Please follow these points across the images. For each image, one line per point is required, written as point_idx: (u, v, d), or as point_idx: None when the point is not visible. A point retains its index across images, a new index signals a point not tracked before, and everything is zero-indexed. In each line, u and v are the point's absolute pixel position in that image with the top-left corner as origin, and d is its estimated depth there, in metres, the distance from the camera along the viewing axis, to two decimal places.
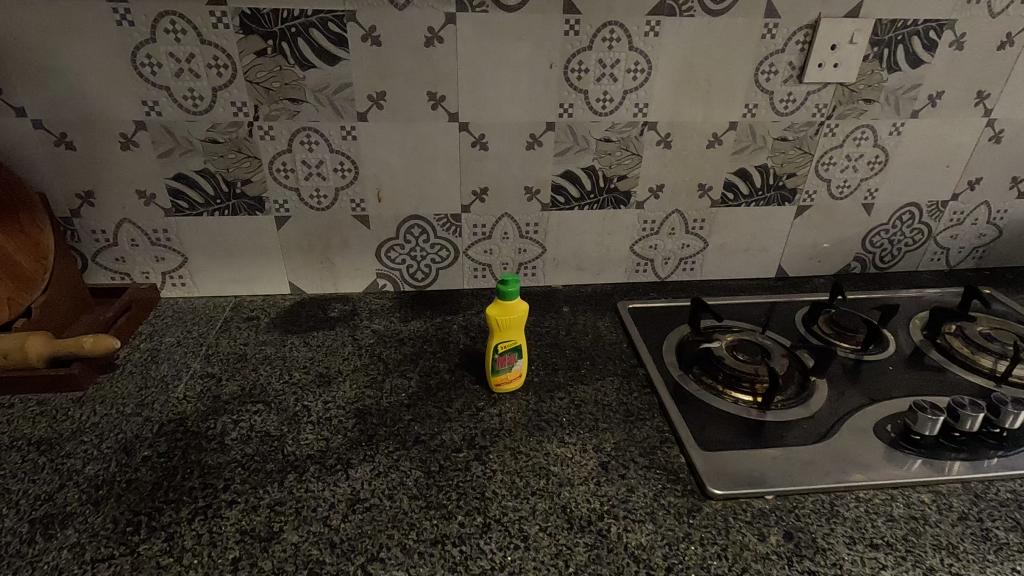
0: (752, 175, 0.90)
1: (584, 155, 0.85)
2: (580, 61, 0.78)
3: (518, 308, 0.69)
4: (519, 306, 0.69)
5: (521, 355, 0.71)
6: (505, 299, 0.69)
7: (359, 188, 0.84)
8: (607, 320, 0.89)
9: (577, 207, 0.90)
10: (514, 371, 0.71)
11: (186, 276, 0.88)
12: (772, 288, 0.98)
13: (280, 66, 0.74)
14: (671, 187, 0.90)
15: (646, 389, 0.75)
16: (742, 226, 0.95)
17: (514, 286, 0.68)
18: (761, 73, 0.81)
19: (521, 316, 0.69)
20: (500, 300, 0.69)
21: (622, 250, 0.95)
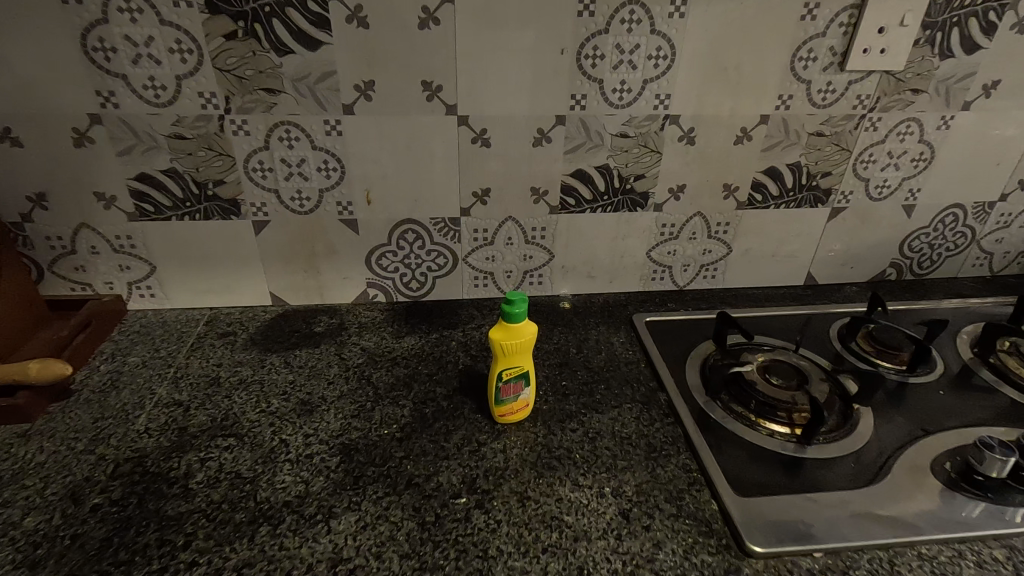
0: (783, 174, 0.81)
1: (598, 153, 0.76)
2: (595, 46, 0.69)
3: (526, 331, 0.61)
4: (527, 328, 0.61)
5: (529, 382, 0.63)
6: (512, 321, 0.60)
7: (346, 189, 0.75)
8: (622, 335, 0.80)
9: (588, 210, 0.81)
10: (521, 400, 0.63)
11: (155, 286, 0.80)
12: (801, 298, 0.90)
13: (253, 51, 0.65)
14: (693, 188, 0.81)
15: (668, 418, 0.66)
16: (770, 229, 0.86)
17: (520, 307, 0.60)
18: (798, 61, 0.72)
19: (529, 339, 0.61)
20: (505, 323, 0.61)
21: (638, 257, 0.86)
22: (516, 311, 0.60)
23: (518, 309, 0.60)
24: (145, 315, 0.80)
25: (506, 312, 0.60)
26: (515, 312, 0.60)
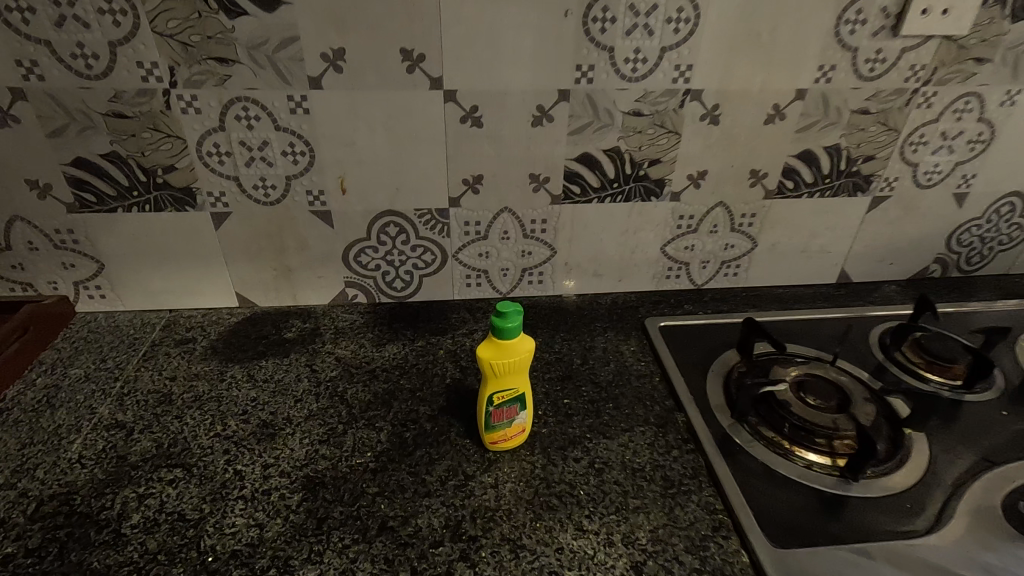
0: (819, 158, 0.71)
1: (606, 134, 0.66)
2: (605, 6, 0.58)
3: (521, 348, 0.52)
4: (522, 345, 0.52)
5: (525, 406, 0.54)
6: (504, 337, 0.51)
7: (316, 176, 0.65)
8: (632, 342, 0.71)
9: (595, 199, 0.71)
10: (516, 426, 0.54)
11: (105, 286, 0.71)
12: (834, 299, 0.80)
13: (200, 13, 0.55)
14: (715, 175, 0.71)
15: (687, 446, 0.57)
16: (801, 222, 0.76)
17: (512, 322, 0.51)
18: (844, 24, 0.61)
19: (525, 357, 0.52)
20: (495, 338, 0.51)
21: (651, 253, 0.76)
22: (508, 326, 0.50)
23: (511, 323, 0.50)
24: (95, 319, 0.72)
25: (496, 326, 0.51)
26: (507, 327, 0.50)
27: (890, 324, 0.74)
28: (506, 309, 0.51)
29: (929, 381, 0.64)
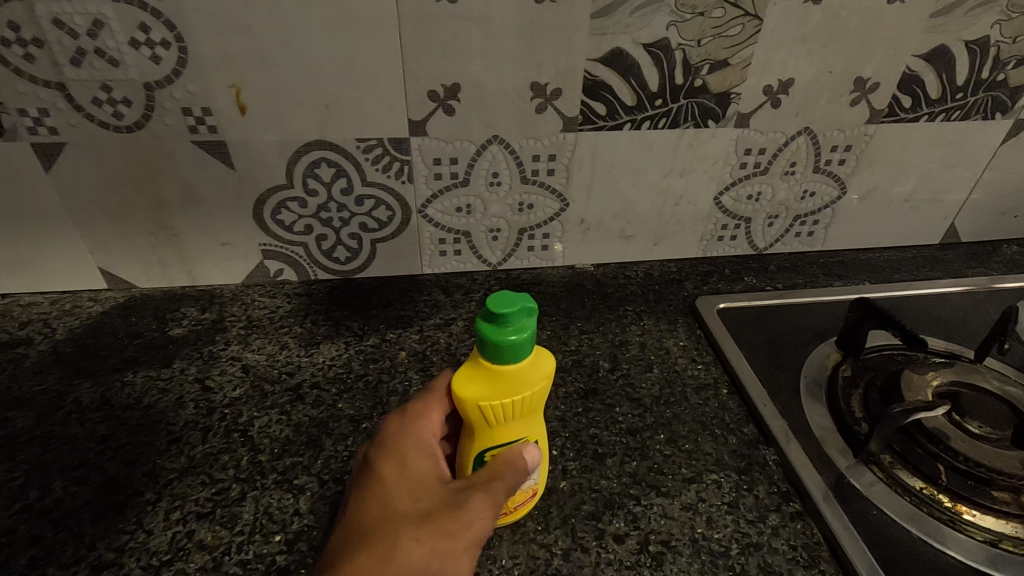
0: (955, 60, 0.48)
1: (650, 16, 0.43)
2: None
3: (533, 379, 0.31)
4: (534, 373, 0.32)
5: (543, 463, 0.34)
6: (500, 358, 0.31)
7: (195, 84, 0.41)
8: (681, 335, 0.49)
9: (629, 123, 0.48)
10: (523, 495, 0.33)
11: None
12: (943, 266, 0.59)
13: None
14: (805, 86, 0.48)
15: (789, 507, 0.36)
16: (912, 158, 0.54)
17: (512, 334, 0.30)
18: None
19: (537, 394, 0.32)
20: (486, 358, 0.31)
21: (701, 204, 0.54)
22: (507, 343, 0.30)
23: (510, 338, 0.30)
24: None
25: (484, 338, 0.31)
26: (505, 344, 0.30)
27: None
28: (503, 314, 0.30)
29: None
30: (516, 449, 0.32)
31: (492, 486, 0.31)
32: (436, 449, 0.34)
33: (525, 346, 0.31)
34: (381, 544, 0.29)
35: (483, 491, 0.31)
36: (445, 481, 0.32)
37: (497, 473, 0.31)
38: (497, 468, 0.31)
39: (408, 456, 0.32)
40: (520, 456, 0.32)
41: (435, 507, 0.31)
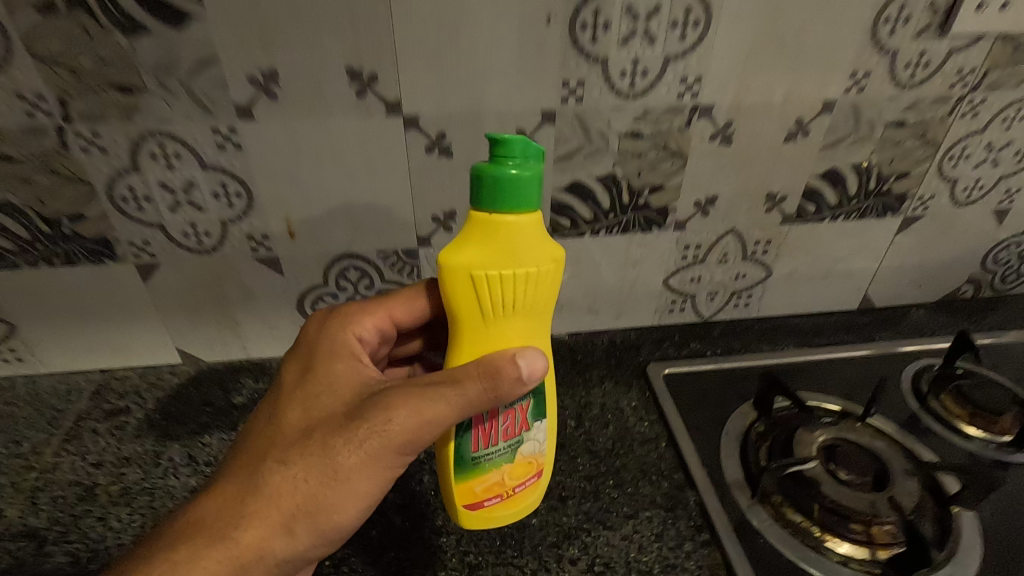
0: (846, 178, 0.61)
1: (600, 160, 0.56)
2: (598, 10, 0.47)
3: (525, 249, 0.39)
4: (527, 240, 0.39)
5: (542, 422, 0.43)
6: (498, 202, 0.38)
7: (257, 219, 0.55)
8: (634, 397, 0.62)
9: (589, 231, 0.61)
10: (522, 469, 0.43)
11: (21, 349, 0.61)
12: (858, 330, 0.71)
13: (87, 30, 0.43)
14: (727, 200, 0.61)
15: (701, 536, 0.49)
16: (823, 247, 0.67)
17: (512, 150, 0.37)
18: (882, 23, 0.51)
19: (531, 274, 0.39)
20: (484, 207, 0.38)
21: (652, 286, 0.67)
22: (508, 178, 0.37)
23: (512, 170, 0.37)
24: (14, 386, 0.62)
25: (483, 180, 0.38)
26: (505, 177, 0.37)
27: (923, 362, 0.65)
28: (504, 152, 0.37)
29: (970, 438, 0.57)
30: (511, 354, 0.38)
31: (428, 389, 0.38)
32: (359, 359, 0.44)
33: (525, 187, 0.38)
34: (273, 430, 0.40)
35: (432, 383, 0.38)
36: (363, 379, 0.42)
37: (458, 376, 0.38)
38: (469, 371, 0.38)
39: (342, 354, 0.44)
40: (506, 364, 0.38)
41: (345, 399, 0.41)
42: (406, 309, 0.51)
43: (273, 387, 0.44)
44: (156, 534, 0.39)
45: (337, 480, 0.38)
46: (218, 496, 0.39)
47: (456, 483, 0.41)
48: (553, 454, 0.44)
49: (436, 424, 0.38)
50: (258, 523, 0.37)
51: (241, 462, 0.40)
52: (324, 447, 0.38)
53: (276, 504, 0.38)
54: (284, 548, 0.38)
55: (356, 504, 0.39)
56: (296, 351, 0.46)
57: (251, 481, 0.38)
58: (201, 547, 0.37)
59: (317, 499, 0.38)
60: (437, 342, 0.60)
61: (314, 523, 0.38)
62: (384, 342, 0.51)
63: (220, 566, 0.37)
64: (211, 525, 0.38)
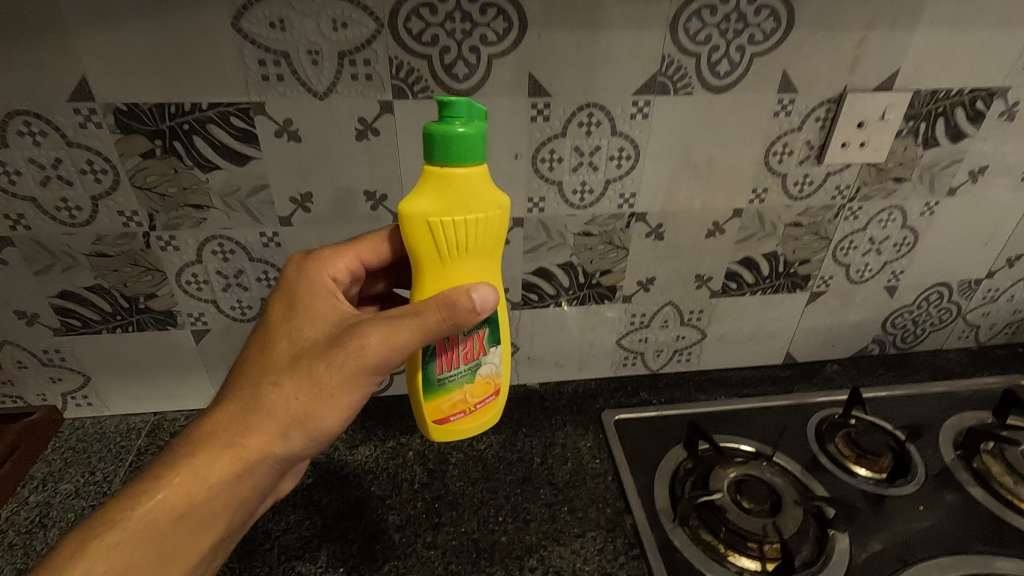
0: (759, 263, 0.76)
1: (560, 251, 0.71)
2: (552, 149, 0.63)
3: (472, 196, 0.46)
4: (474, 187, 0.46)
5: (496, 348, 0.53)
6: (448, 158, 0.45)
7: None
8: (590, 438, 0.76)
9: (553, 304, 0.76)
10: (482, 388, 0.53)
11: (92, 395, 0.75)
12: (780, 382, 0.85)
13: (175, 168, 0.59)
14: (664, 280, 0.76)
15: (633, 551, 0.62)
16: (747, 315, 0.82)
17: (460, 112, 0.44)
18: (773, 155, 0.67)
19: (479, 218, 0.47)
20: (435, 162, 0.46)
21: (608, 345, 0.82)
22: (455, 137, 0.44)
23: (458, 129, 0.44)
24: (83, 425, 0.76)
25: (434, 138, 0.45)
26: (452, 136, 0.44)
27: (828, 410, 0.79)
28: (450, 115, 0.45)
29: (856, 475, 0.70)
30: (465, 290, 0.46)
31: (397, 320, 0.45)
32: (333, 296, 0.51)
33: (471, 145, 0.45)
34: (263, 361, 0.47)
35: (398, 316, 0.45)
36: (338, 313, 0.49)
37: (423, 308, 0.45)
38: (430, 305, 0.45)
39: (322, 292, 0.51)
40: (460, 299, 0.45)
41: (323, 329, 0.48)
42: (372, 251, 0.58)
43: (263, 321, 0.50)
44: (182, 439, 0.47)
45: (320, 395, 0.45)
46: (227, 410, 0.47)
47: (424, 399, 0.51)
48: (507, 375, 0.55)
49: (403, 348, 0.45)
50: (258, 431, 0.45)
51: (240, 385, 0.47)
52: (307, 372, 0.45)
53: (271, 415, 0.45)
54: (280, 448, 0.46)
55: (339, 414, 0.46)
56: (281, 288, 0.52)
57: (251, 398, 0.46)
58: (216, 449, 0.45)
59: (304, 410, 0.45)
60: (402, 281, 0.67)
61: (303, 429, 0.45)
62: (354, 281, 0.58)
63: (231, 465, 0.45)
64: (224, 431, 0.46)
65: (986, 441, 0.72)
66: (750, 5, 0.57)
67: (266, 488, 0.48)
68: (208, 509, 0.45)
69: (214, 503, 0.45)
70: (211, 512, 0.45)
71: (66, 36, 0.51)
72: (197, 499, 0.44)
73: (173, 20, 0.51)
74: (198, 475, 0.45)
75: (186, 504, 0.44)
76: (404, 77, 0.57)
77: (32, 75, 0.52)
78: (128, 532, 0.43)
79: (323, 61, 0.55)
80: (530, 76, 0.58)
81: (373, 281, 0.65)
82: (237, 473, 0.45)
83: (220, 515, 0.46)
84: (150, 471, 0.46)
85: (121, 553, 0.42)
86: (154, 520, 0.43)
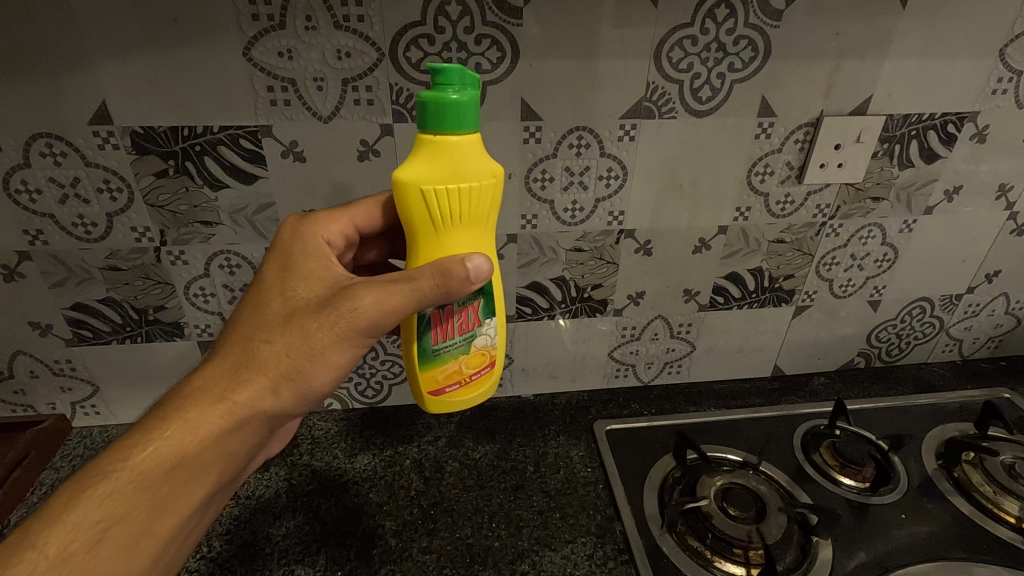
0: (745, 278, 0.79)
1: (552, 266, 0.74)
2: (544, 169, 0.66)
3: (466, 164, 0.46)
4: (467, 155, 0.46)
5: (492, 320, 0.53)
6: (441, 125, 0.45)
7: None
8: (582, 448, 0.78)
9: (546, 317, 0.79)
10: (477, 359, 0.54)
11: (100, 404, 0.77)
12: (769, 395, 0.88)
13: (186, 187, 0.62)
14: (653, 293, 0.79)
15: (622, 556, 0.64)
16: (734, 328, 0.84)
17: (454, 79, 0.44)
18: (755, 175, 0.70)
19: (473, 188, 0.47)
20: (429, 130, 0.45)
21: (600, 357, 0.84)
22: (448, 103, 0.44)
23: (451, 96, 0.44)
24: (91, 434, 0.78)
25: (428, 106, 0.44)
26: (445, 104, 0.44)
27: (814, 421, 0.81)
28: (443, 81, 0.44)
29: (841, 483, 0.72)
30: (459, 259, 0.46)
31: (391, 285, 0.46)
32: (328, 258, 0.51)
33: (464, 113, 0.44)
34: (258, 319, 0.48)
35: (389, 280, 0.46)
36: (332, 275, 0.50)
37: (417, 274, 0.46)
38: (424, 271, 0.46)
39: (315, 254, 0.51)
40: (454, 268, 0.46)
41: (318, 290, 0.49)
42: (365, 216, 0.58)
43: (255, 280, 0.51)
44: (174, 392, 0.48)
45: (314, 353, 0.46)
46: (220, 364, 0.48)
47: (421, 371, 0.52)
48: (503, 347, 0.55)
49: (395, 312, 0.46)
50: (250, 385, 0.46)
51: (233, 340, 0.48)
52: (302, 330, 0.46)
53: (265, 371, 0.46)
54: (272, 404, 0.47)
55: (332, 372, 0.47)
56: (274, 249, 0.53)
57: (245, 354, 0.47)
58: (208, 403, 0.46)
59: (298, 366, 0.46)
60: (396, 251, 0.68)
61: (296, 385, 0.47)
62: (348, 246, 0.59)
63: (223, 418, 0.46)
64: (217, 385, 0.47)
65: (965, 452, 0.75)
66: (728, 36, 0.61)
67: (257, 444, 0.49)
68: (200, 461, 0.46)
69: (206, 456, 0.46)
70: (203, 464, 0.46)
71: (88, 65, 0.55)
72: (190, 451, 0.45)
73: (187, 49, 0.55)
74: (190, 427, 0.45)
75: (179, 456, 0.45)
76: (403, 102, 0.60)
77: (55, 101, 0.56)
78: (122, 482, 0.43)
79: (328, 87, 0.58)
80: (523, 102, 0.62)
81: (367, 249, 0.65)
82: (228, 426, 0.46)
83: (211, 468, 0.46)
84: (142, 422, 0.46)
85: (114, 503, 0.43)
86: (146, 470, 0.44)
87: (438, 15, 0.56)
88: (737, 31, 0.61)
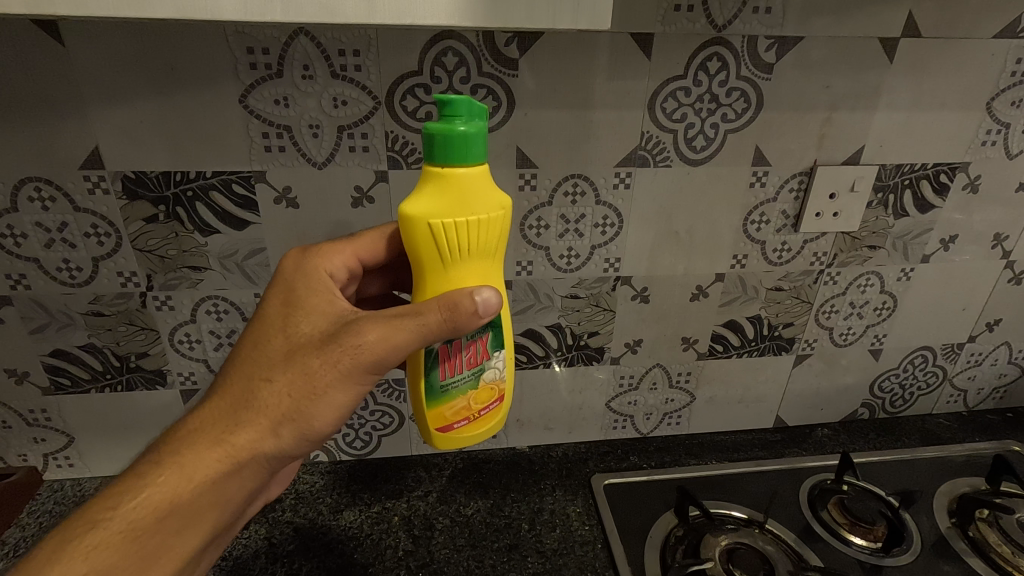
0: (743, 326, 0.78)
1: (549, 313, 0.73)
2: (539, 217, 0.66)
3: (475, 197, 0.45)
4: (475, 186, 0.45)
5: (501, 352, 0.51)
6: (448, 157, 0.44)
7: None
8: (579, 503, 0.74)
9: (542, 365, 0.76)
10: (485, 394, 0.51)
11: (73, 456, 0.74)
12: (771, 447, 0.85)
13: (176, 232, 0.62)
14: (651, 341, 0.77)
15: None
16: (734, 377, 0.83)
17: (461, 109, 0.43)
18: (750, 224, 0.70)
19: (481, 220, 0.46)
20: (436, 162, 0.44)
21: (597, 408, 0.82)
22: (455, 135, 0.43)
23: (460, 127, 0.43)
24: (62, 488, 0.74)
25: (434, 138, 0.43)
26: (453, 135, 0.43)
27: (821, 475, 0.78)
28: (450, 113, 0.43)
29: (851, 544, 0.68)
30: (467, 293, 0.44)
31: (399, 320, 0.43)
32: (333, 292, 0.49)
33: (472, 144, 0.44)
34: (259, 357, 0.45)
35: (395, 314, 0.44)
36: (336, 309, 0.47)
37: (425, 308, 0.44)
38: (431, 304, 0.44)
39: (319, 288, 0.49)
40: (463, 302, 0.43)
41: (321, 326, 0.46)
42: (370, 249, 0.57)
43: (257, 315, 0.48)
44: (168, 434, 0.45)
45: (316, 392, 0.44)
46: (218, 404, 0.45)
47: (429, 408, 0.50)
48: (512, 380, 0.53)
49: (401, 348, 0.43)
50: (249, 427, 0.44)
51: (232, 380, 0.45)
52: (305, 367, 0.44)
53: (264, 411, 0.44)
54: (271, 446, 0.44)
55: (336, 412, 0.45)
56: (276, 284, 0.50)
57: (244, 394, 0.44)
58: (204, 445, 0.43)
59: (299, 406, 0.44)
60: (400, 283, 0.66)
61: (297, 426, 0.44)
62: (351, 279, 0.57)
63: (220, 462, 0.43)
64: (214, 427, 0.44)
65: (980, 509, 0.71)
66: (721, 87, 0.62)
67: (256, 488, 0.46)
68: (195, 509, 0.43)
69: (201, 502, 0.43)
70: (198, 511, 0.43)
71: (85, 110, 0.55)
72: (184, 498, 0.42)
73: (184, 97, 0.55)
74: (185, 472, 0.43)
75: (172, 503, 0.42)
76: (399, 149, 0.60)
77: (51, 146, 0.56)
78: (111, 533, 0.40)
79: (323, 134, 0.59)
80: (518, 150, 0.62)
81: (370, 281, 0.64)
82: (226, 471, 0.43)
83: (207, 514, 0.44)
84: (133, 468, 0.43)
85: (101, 556, 0.40)
86: (136, 519, 0.41)
87: (435, 66, 0.57)
88: (730, 83, 0.62)
